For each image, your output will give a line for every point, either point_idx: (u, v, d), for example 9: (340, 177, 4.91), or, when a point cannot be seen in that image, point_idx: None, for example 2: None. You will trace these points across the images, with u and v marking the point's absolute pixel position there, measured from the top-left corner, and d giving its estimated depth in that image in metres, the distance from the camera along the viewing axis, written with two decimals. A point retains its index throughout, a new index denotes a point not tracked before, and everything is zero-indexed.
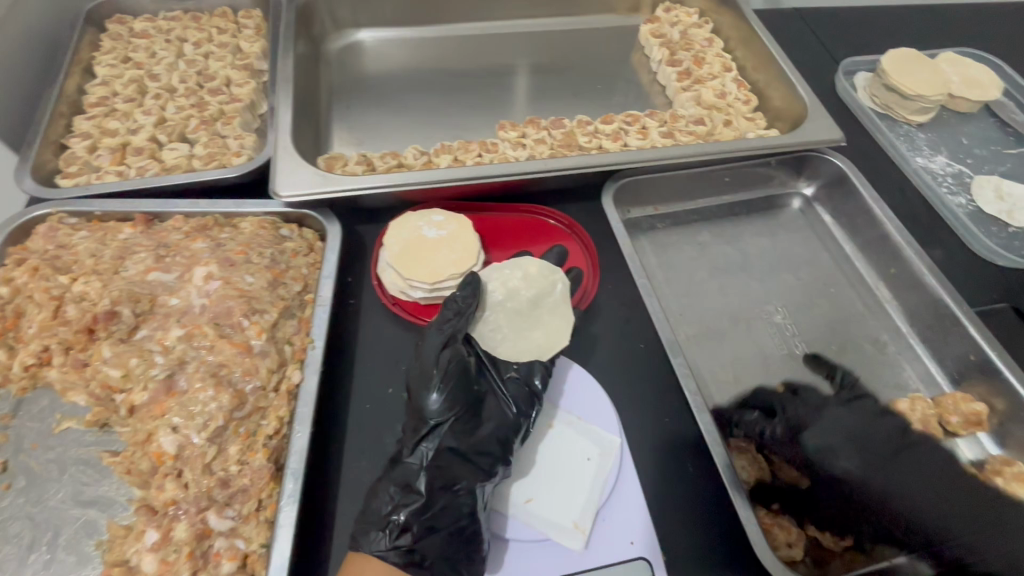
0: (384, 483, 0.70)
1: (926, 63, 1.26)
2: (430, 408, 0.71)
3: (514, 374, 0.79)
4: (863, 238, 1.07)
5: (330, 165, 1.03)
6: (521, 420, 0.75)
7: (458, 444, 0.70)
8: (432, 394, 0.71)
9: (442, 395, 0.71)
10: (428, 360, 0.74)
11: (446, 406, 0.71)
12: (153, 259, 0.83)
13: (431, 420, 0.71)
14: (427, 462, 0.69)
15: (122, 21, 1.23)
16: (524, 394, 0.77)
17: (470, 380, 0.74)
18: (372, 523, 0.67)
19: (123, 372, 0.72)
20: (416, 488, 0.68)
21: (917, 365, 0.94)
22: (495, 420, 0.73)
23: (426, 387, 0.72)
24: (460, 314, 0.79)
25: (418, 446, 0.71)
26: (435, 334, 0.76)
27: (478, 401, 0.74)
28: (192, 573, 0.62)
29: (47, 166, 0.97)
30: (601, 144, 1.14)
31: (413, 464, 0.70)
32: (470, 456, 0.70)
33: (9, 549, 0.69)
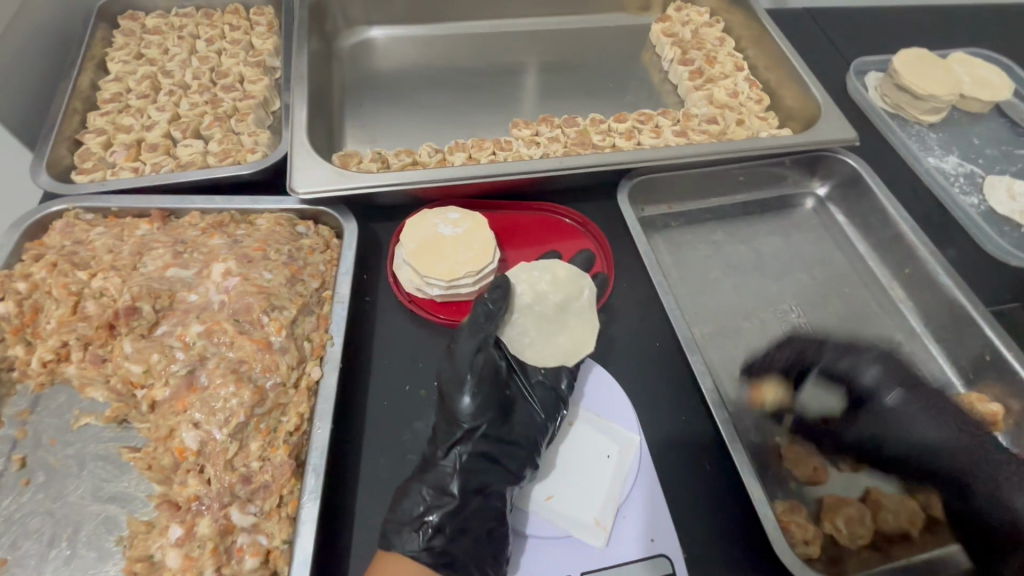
0: (415, 484, 0.70)
1: (938, 63, 1.26)
2: (462, 413, 0.72)
3: (541, 377, 0.80)
4: (876, 238, 1.07)
5: (345, 162, 1.03)
6: (549, 423, 0.77)
7: (488, 447, 0.72)
8: (466, 399, 0.72)
9: (475, 401, 0.72)
10: (461, 365, 0.73)
11: (478, 412, 0.72)
12: (171, 255, 0.83)
13: (464, 424, 0.72)
14: (459, 464, 0.70)
15: (134, 18, 1.23)
16: (550, 399, 0.78)
17: (500, 385, 0.76)
18: (404, 523, 0.67)
19: (144, 367, 0.73)
20: (449, 490, 0.69)
21: (932, 365, 0.95)
22: (524, 424, 0.75)
23: (458, 392, 0.72)
24: (491, 318, 0.77)
25: (450, 450, 0.71)
26: (466, 338, 0.74)
27: (507, 404, 0.76)
28: (216, 568, 0.62)
29: (62, 162, 0.97)
30: (615, 142, 1.14)
31: (446, 467, 0.70)
32: (500, 459, 0.72)
33: (29, 544, 0.69)
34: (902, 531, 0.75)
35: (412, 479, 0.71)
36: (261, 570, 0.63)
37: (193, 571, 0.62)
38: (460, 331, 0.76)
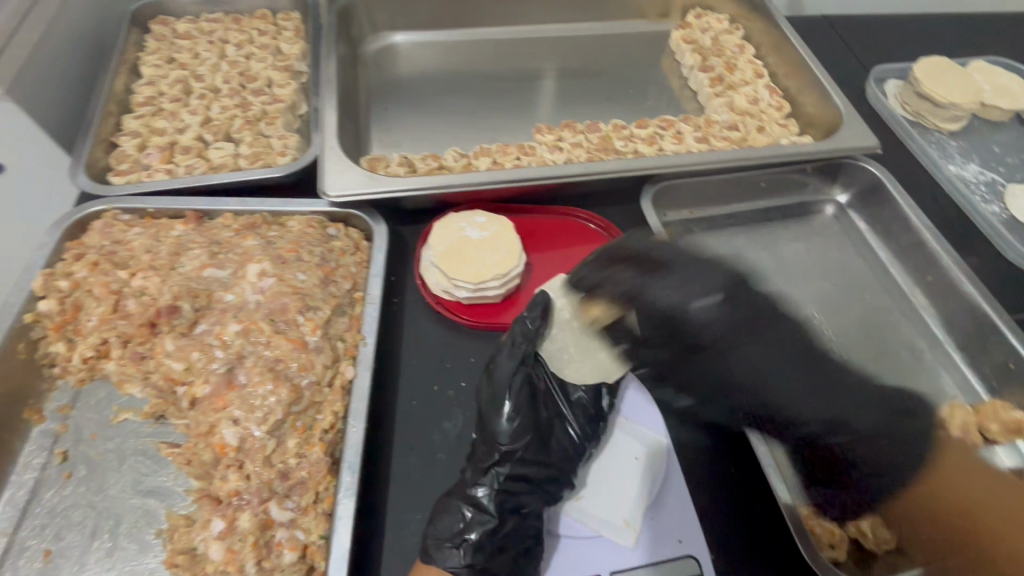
0: (454, 498, 0.71)
1: (959, 71, 1.26)
2: (502, 434, 0.73)
3: (580, 395, 0.82)
4: (897, 245, 1.08)
5: (373, 166, 1.05)
6: (585, 444, 0.79)
7: (527, 469, 0.74)
8: (505, 420, 0.74)
9: (515, 422, 0.74)
10: (501, 386, 0.76)
11: (516, 433, 0.74)
12: (207, 256, 0.85)
13: (504, 446, 0.73)
14: (498, 483, 0.72)
15: (165, 22, 1.25)
16: (586, 416, 0.80)
17: (537, 406, 0.78)
18: (444, 538, 0.68)
19: (185, 365, 0.75)
20: (489, 509, 0.71)
21: (954, 372, 0.95)
22: (562, 445, 0.77)
23: (498, 413, 0.74)
24: (530, 339, 0.80)
25: (489, 470, 0.73)
26: (507, 358, 0.78)
27: (546, 425, 0.78)
28: (256, 562, 0.64)
29: (99, 163, 1.00)
30: (637, 148, 1.15)
31: (487, 487, 0.72)
32: (539, 482, 0.74)
33: (72, 536, 0.71)
34: None
35: (451, 495, 0.72)
36: (299, 564, 0.65)
37: (234, 564, 0.64)
38: (500, 352, 0.79)
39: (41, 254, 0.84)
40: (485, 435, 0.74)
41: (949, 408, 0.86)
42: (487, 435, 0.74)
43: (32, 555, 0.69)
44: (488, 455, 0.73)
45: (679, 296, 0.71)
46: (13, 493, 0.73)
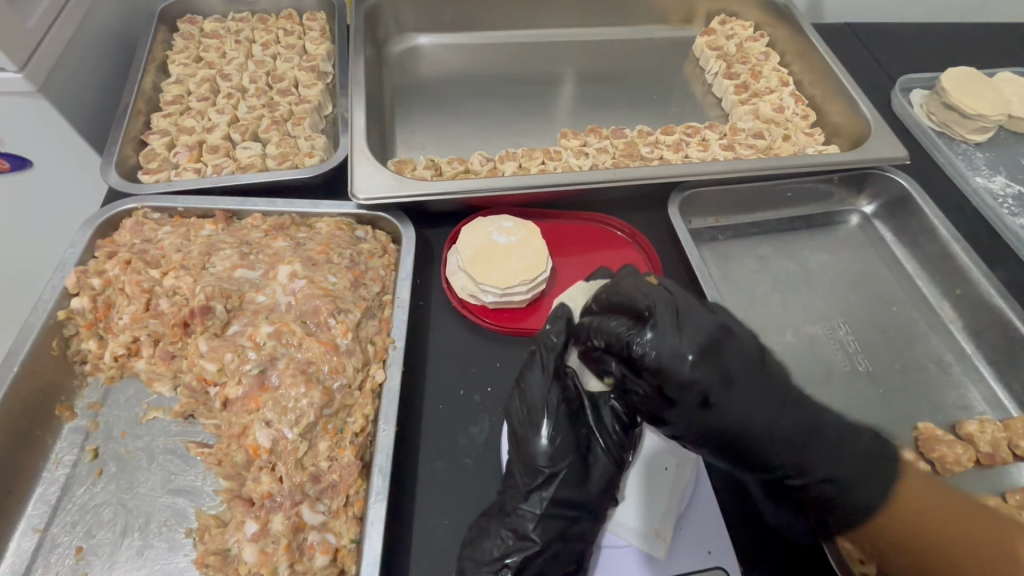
0: (495, 524, 0.70)
1: (986, 81, 1.25)
2: (539, 457, 0.72)
3: (615, 405, 0.79)
4: (925, 256, 1.07)
5: (399, 169, 1.05)
6: (622, 459, 0.76)
7: (567, 493, 0.71)
8: (542, 442, 0.72)
9: (550, 445, 0.72)
10: (535, 406, 0.74)
11: (555, 454, 0.72)
12: (238, 256, 0.85)
13: (542, 470, 0.72)
14: (535, 506, 0.71)
15: (192, 21, 1.26)
16: (623, 429, 0.77)
17: (575, 422, 0.76)
18: (483, 561, 0.68)
19: (218, 366, 0.76)
20: (530, 535, 0.69)
21: (982, 387, 0.95)
22: (602, 465, 0.74)
23: (535, 436, 0.73)
24: (557, 350, 0.77)
25: (528, 495, 0.71)
26: (539, 376, 0.76)
27: (584, 442, 0.75)
28: (289, 565, 0.64)
29: (129, 161, 1.00)
30: (663, 154, 1.15)
31: (524, 513, 0.70)
32: (581, 504, 0.72)
33: (103, 533, 0.71)
34: None
35: (491, 519, 0.71)
36: (330, 567, 0.65)
37: (268, 566, 0.64)
38: (531, 367, 0.77)
39: (74, 252, 0.85)
40: (521, 456, 0.73)
41: (978, 424, 0.85)
42: (524, 457, 0.73)
43: (64, 551, 0.70)
44: (528, 480, 0.72)
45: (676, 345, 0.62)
46: (45, 489, 0.74)
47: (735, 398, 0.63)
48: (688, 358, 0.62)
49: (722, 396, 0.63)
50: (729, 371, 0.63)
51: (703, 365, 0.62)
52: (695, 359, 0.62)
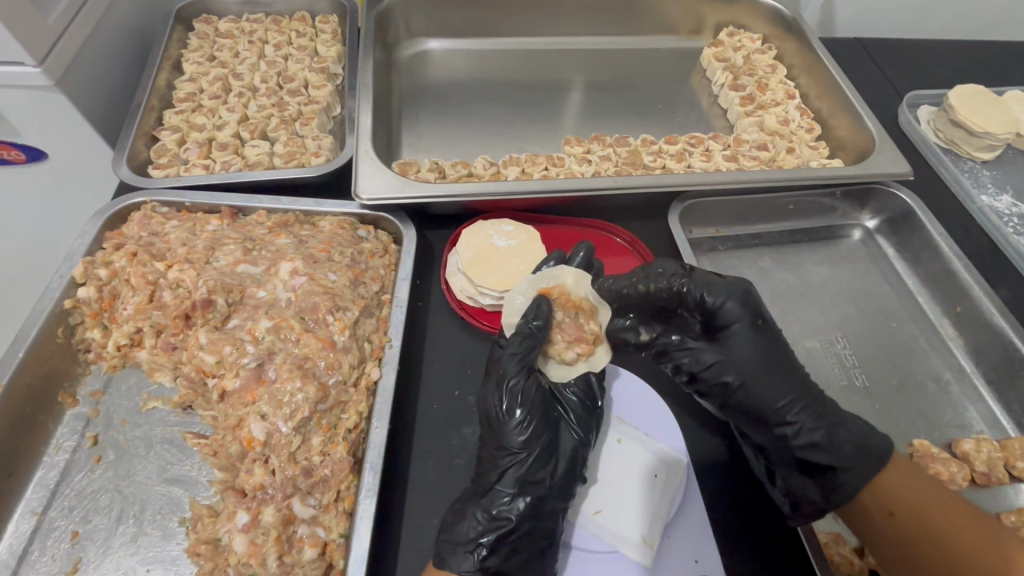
0: (470, 506, 0.71)
1: (995, 99, 1.23)
2: (511, 436, 0.73)
3: (576, 390, 0.80)
4: (927, 272, 1.07)
5: (404, 171, 1.07)
6: (589, 438, 0.77)
7: (538, 473, 0.73)
8: (516, 425, 0.73)
9: (521, 425, 0.73)
10: (508, 389, 0.74)
11: (529, 435, 0.73)
12: (241, 252, 0.87)
13: (513, 449, 0.73)
14: (508, 481, 0.72)
15: (208, 21, 1.28)
16: (589, 414, 0.79)
17: (545, 407, 0.77)
18: (459, 543, 0.68)
19: (217, 358, 0.77)
20: (504, 513, 0.70)
21: (981, 406, 0.94)
22: (570, 444, 0.76)
23: (507, 418, 0.73)
24: (535, 339, 0.75)
25: (499, 471, 0.72)
26: (510, 360, 0.75)
27: (553, 422, 0.77)
28: (278, 556, 0.65)
29: (140, 156, 1.02)
30: (666, 164, 1.16)
31: (496, 488, 0.71)
32: (552, 483, 0.73)
33: (98, 519, 0.72)
34: None
35: (467, 502, 0.72)
36: (318, 561, 0.66)
37: (257, 557, 0.65)
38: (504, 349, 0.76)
39: (82, 243, 0.87)
40: (491, 436, 0.75)
41: (974, 443, 0.84)
42: (495, 435, 0.74)
43: (60, 535, 0.71)
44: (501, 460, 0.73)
45: (723, 294, 0.78)
46: (44, 473, 0.75)
47: (737, 355, 0.76)
48: (698, 293, 0.79)
49: (761, 333, 0.77)
50: (756, 316, 0.77)
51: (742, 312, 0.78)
52: (731, 305, 0.77)
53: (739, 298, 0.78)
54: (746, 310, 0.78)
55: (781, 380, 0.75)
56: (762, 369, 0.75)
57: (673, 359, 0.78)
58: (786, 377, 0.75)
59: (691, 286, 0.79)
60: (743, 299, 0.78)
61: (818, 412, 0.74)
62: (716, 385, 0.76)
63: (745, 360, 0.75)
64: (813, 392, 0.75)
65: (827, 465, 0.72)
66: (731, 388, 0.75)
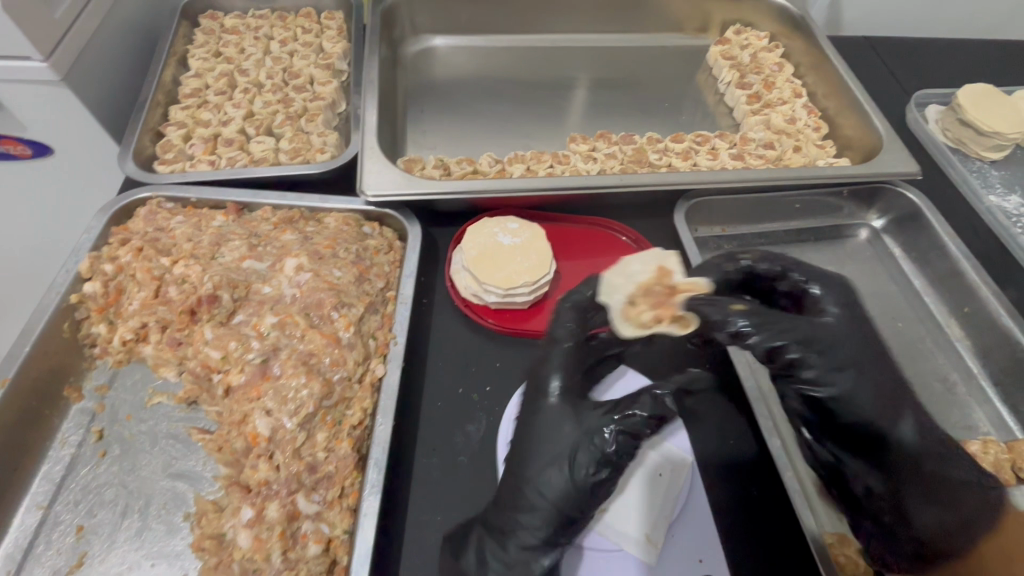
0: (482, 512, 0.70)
1: (1004, 98, 1.22)
2: (588, 454, 0.67)
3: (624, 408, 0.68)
4: (934, 273, 1.06)
5: (409, 168, 1.07)
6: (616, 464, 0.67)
7: (548, 483, 0.67)
8: (545, 428, 0.70)
9: (553, 432, 0.69)
10: (549, 381, 0.74)
11: (552, 444, 0.69)
12: (247, 248, 0.87)
13: (590, 469, 0.66)
14: (574, 499, 0.66)
15: (214, 17, 1.29)
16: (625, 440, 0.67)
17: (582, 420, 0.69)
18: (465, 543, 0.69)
19: (222, 354, 0.77)
20: (512, 520, 0.66)
21: (988, 407, 0.93)
22: (591, 462, 0.67)
23: (580, 437, 0.68)
24: (582, 329, 0.77)
25: (562, 491, 0.66)
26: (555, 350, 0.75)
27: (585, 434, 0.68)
28: (282, 552, 0.65)
29: (145, 152, 1.02)
30: (671, 162, 1.16)
31: (553, 506, 0.66)
32: (562, 499, 0.66)
33: (104, 513, 0.72)
34: None
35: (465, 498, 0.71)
36: (322, 557, 0.66)
37: (262, 552, 0.65)
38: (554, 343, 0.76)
39: (88, 238, 0.87)
40: (551, 457, 0.68)
41: (981, 444, 0.84)
42: (564, 458, 0.67)
43: (65, 529, 0.71)
44: (521, 466, 0.69)
45: (823, 284, 0.75)
46: (50, 467, 0.76)
47: (843, 347, 0.69)
48: (799, 275, 0.77)
49: (856, 326, 0.72)
50: (853, 303, 0.74)
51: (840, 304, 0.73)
52: (833, 292, 0.75)
53: (833, 291, 0.74)
54: (842, 294, 0.75)
55: (883, 379, 0.70)
56: (863, 365, 0.69)
57: (769, 327, 0.68)
58: (887, 379, 0.70)
59: (789, 267, 0.77)
60: (836, 285, 0.76)
61: (919, 417, 0.70)
62: (815, 357, 0.69)
63: (837, 337, 0.70)
64: (901, 387, 0.71)
65: (916, 493, 0.65)
66: (828, 361, 0.69)
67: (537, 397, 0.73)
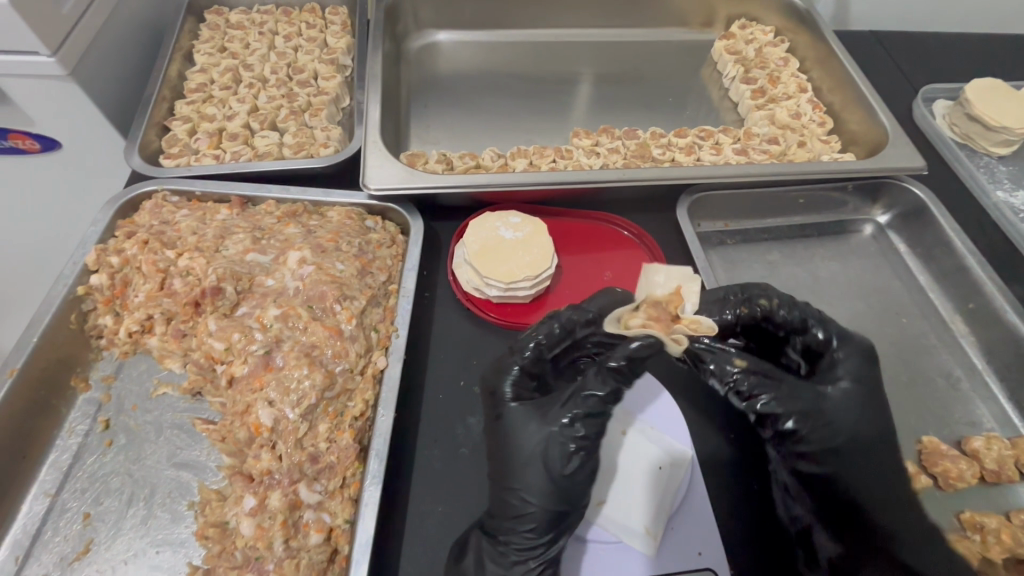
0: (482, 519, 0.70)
1: (1013, 93, 1.21)
2: (560, 448, 0.65)
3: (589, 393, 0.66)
4: (939, 269, 1.06)
5: (411, 162, 1.07)
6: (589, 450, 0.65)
7: (524, 479, 0.66)
8: (514, 424, 0.68)
9: (523, 426, 0.68)
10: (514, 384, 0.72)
11: (522, 440, 0.67)
12: (250, 241, 0.88)
13: (564, 461, 0.65)
14: (557, 495, 0.65)
15: (219, 12, 1.29)
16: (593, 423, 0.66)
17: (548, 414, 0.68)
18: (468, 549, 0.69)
19: (226, 345, 0.78)
20: (501, 523, 0.67)
21: (991, 403, 0.93)
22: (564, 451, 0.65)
23: (548, 433, 0.67)
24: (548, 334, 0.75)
25: (545, 491, 0.65)
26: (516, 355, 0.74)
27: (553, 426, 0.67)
28: (285, 540, 0.66)
29: (151, 146, 1.03)
30: (674, 157, 1.15)
31: (542, 507, 0.65)
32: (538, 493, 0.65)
33: (110, 501, 0.73)
34: None
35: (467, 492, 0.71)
36: (323, 546, 0.66)
37: (264, 540, 0.66)
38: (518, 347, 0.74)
39: (95, 231, 0.88)
40: (519, 452, 0.67)
41: (984, 440, 0.83)
42: (537, 458, 0.66)
43: (72, 516, 0.72)
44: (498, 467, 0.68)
45: (840, 351, 0.76)
46: (58, 456, 0.77)
47: (841, 415, 0.70)
48: (821, 333, 0.76)
49: (862, 398, 0.72)
50: (866, 377, 0.74)
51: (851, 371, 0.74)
52: (845, 359, 0.75)
53: (853, 359, 0.75)
54: (858, 363, 0.75)
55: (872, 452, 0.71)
56: (855, 436, 0.70)
57: (769, 391, 0.69)
58: (877, 453, 0.71)
59: (813, 323, 0.76)
60: (852, 350, 0.75)
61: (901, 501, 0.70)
62: (811, 427, 0.69)
63: (837, 412, 0.70)
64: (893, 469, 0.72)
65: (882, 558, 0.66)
66: (824, 435, 0.69)
67: (495, 407, 0.71)
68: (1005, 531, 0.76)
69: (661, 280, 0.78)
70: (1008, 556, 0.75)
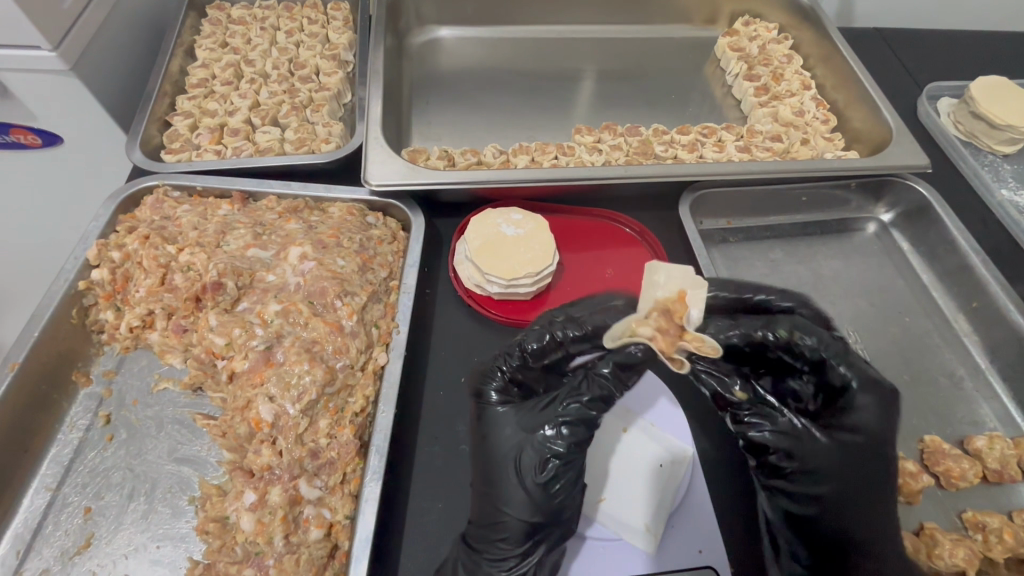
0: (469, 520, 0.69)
1: (1019, 91, 1.20)
2: (536, 455, 0.65)
3: (572, 401, 0.65)
4: (942, 268, 1.05)
5: (413, 158, 1.07)
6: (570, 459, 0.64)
7: (500, 482, 0.66)
8: (499, 427, 0.69)
9: (507, 429, 0.68)
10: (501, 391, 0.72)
11: (504, 444, 0.68)
12: (251, 236, 0.87)
13: (538, 471, 0.64)
14: (532, 507, 0.64)
15: (221, 8, 1.29)
16: (574, 436, 0.64)
17: (533, 418, 0.68)
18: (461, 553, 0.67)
19: (226, 340, 0.78)
20: (482, 526, 0.66)
21: (995, 403, 0.92)
22: (543, 461, 0.64)
23: (526, 438, 0.66)
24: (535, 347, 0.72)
25: (518, 501, 0.64)
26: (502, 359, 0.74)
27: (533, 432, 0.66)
28: (284, 535, 0.66)
29: (153, 141, 1.03)
30: (677, 154, 1.15)
31: (515, 518, 0.64)
32: (512, 501, 0.65)
33: (110, 495, 0.73)
34: (959, 570, 0.73)
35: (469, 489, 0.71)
36: (323, 542, 0.66)
37: (264, 535, 0.66)
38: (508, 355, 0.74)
39: (96, 226, 0.88)
40: (497, 458, 0.67)
41: (987, 439, 0.83)
42: (512, 464, 0.66)
43: (73, 511, 0.73)
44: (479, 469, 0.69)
45: (862, 398, 0.65)
46: (59, 450, 0.77)
47: (834, 458, 0.64)
48: (841, 369, 0.66)
49: (870, 448, 0.65)
50: (883, 430, 0.64)
51: (866, 421, 0.65)
52: (866, 400, 0.65)
53: (874, 409, 0.65)
54: (879, 406, 0.64)
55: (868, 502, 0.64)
56: (851, 482, 0.64)
57: (760, 425, 0.67)
58: (875, 505, 0.64)
59: (832, 358, 0.66)
60: (874, 389, 0.65)
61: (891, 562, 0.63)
62: (802, 467, 0.65)
63: (836, 456, 0.64)
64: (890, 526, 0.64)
65: None
66: (811, 472, 0.65)
67: (479, 407, 0.72)
68: (1007, 531, 0.76)
69: (661, 281, 0.65)
70: (1009, 555, 0.75)
